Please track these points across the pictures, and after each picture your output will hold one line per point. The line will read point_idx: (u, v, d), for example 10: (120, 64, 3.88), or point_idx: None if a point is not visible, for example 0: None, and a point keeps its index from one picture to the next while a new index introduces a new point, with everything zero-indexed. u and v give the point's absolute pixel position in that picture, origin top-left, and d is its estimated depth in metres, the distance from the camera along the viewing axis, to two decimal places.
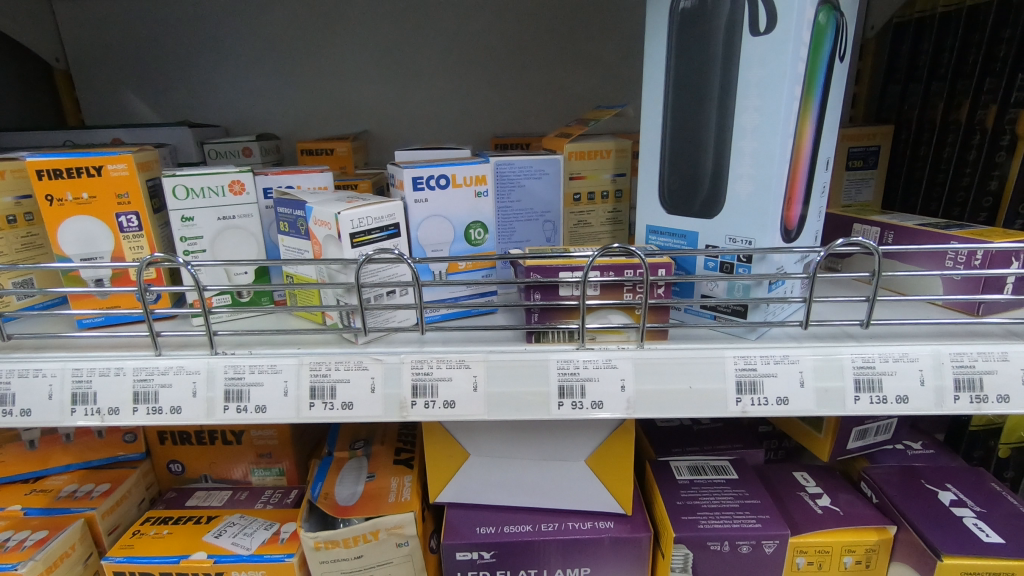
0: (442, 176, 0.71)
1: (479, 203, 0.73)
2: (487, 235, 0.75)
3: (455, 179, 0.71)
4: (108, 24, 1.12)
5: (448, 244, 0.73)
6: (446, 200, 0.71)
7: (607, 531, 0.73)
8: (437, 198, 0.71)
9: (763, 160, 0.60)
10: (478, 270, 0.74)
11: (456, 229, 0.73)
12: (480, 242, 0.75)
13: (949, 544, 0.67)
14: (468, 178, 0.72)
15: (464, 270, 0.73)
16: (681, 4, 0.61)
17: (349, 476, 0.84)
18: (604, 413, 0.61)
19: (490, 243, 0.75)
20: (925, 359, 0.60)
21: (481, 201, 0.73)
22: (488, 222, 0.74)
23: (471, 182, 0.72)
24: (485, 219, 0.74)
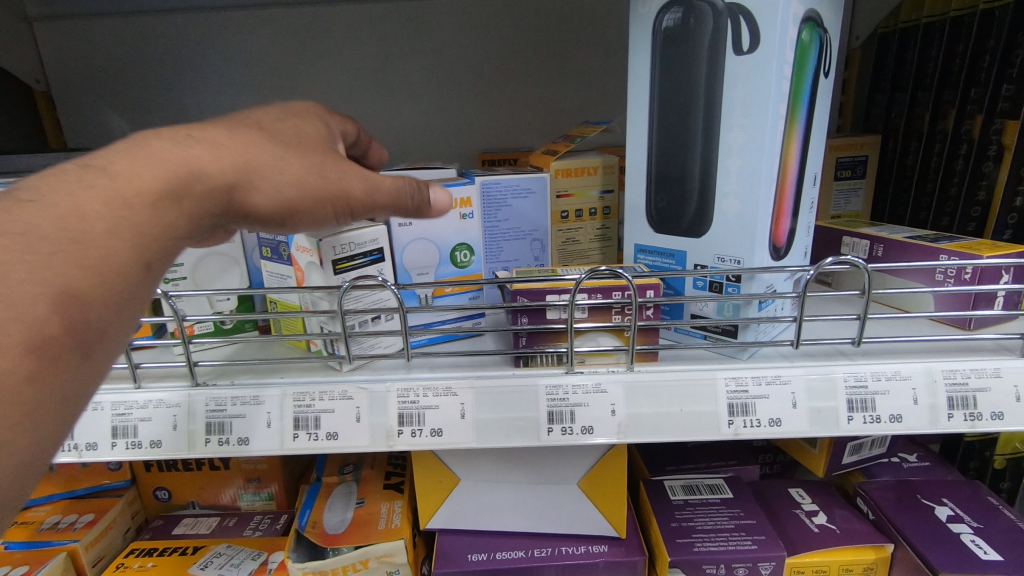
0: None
1: (465, 225, 0.73)
2: (473, 257, 0.75)
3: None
4: (88, 45, 1.10)
5: (434, 267, 0.72)
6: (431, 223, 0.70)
7: (602, 555, 0.72)
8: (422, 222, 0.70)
9: (749, 179, 0.59)
10: (466, 292, 0.73)
11: (442, 252, 0.72)
12: (467, 264, 0.75)
13: (946, 563, 0.66)
14: (452, 201, 0.72)
15: (451, 292, 0.72)
16: (664, 22, 0.61)
17: (337, 503, 0.82)
18: (595, 439, 0.60)
19: (477, 265, 0.76)
20: (918, 377, 0.60)
21: (467, 223, 0.74)
22: (474, 244, 0.75)
23: (455, 205, 0.72)
24: (472, 242, 0.74)
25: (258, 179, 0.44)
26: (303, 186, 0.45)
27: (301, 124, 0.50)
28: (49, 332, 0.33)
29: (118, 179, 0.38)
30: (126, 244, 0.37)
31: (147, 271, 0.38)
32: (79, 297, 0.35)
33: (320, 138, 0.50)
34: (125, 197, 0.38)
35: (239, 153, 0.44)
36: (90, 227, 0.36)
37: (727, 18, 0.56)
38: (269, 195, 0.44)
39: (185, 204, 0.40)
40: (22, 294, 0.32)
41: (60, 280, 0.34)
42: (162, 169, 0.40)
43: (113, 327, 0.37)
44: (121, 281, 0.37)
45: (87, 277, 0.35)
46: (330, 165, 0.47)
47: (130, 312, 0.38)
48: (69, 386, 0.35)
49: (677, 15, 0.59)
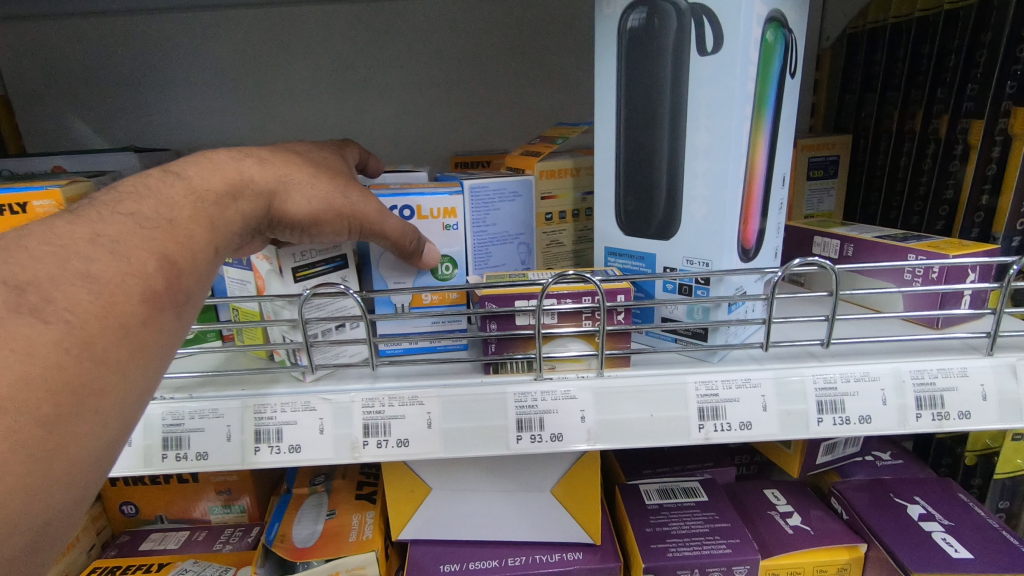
0: (406, 208, 0.69)
1: (445, 236, 0.71)
2: (455, 270, 0.73)
3: (421, 212, 0.69)
4: (48, 48, 1.07)
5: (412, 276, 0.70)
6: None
7: (576, 563, 0.71)
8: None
9: (715, 180, 0.58)
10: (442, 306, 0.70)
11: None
12: (448, 276, 0.72)
13: (918, 561, 0.66)
14: (435, 210, 0.70)
15: (428, 305, 0.70)
16: (629, 23, 0.60)
17: (307, 516, 0.80)
18: (565, 446, 0.59)
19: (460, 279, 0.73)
20: (886, 378, 0.60)
21: (449, 234, 0.71)
22: (457, 256, 0.72)
23: (438, 214, 0.70)
24: (455, 254, 0.72)
25: (295, 192, 0.53)
26: (327, 201, 0.55)
27: (323, 158, 0.61)
28: (154, 287, 0.39)
29: (192, 183, 0.46)
30: (205, 229, 0.45)
31: (217, 253, 0.46)
32: (177, 262, 0.41)
33: (338, 170, 0.60)
34: (202, 194, 0.46)
35: (283, 170, 0.53)
36: (178, 214, 0.44)
37: (691, 18, 0.56)
38: (301, 204, 0.54)
39: (242, 203, 0.49)
40: (136, 256, 0.39)
41: (162, 247, 0.41)
42: (228, 176, 0.49)
43: (199, 292, 0.43)
44: (203, 254, 0.44)
45: (183, 248, 0.42)
46: (348, 188, 0.57)
47: (208, 283, 0.45)
48: (166, 337, 0.40)
49: (642, 16, 0.59)
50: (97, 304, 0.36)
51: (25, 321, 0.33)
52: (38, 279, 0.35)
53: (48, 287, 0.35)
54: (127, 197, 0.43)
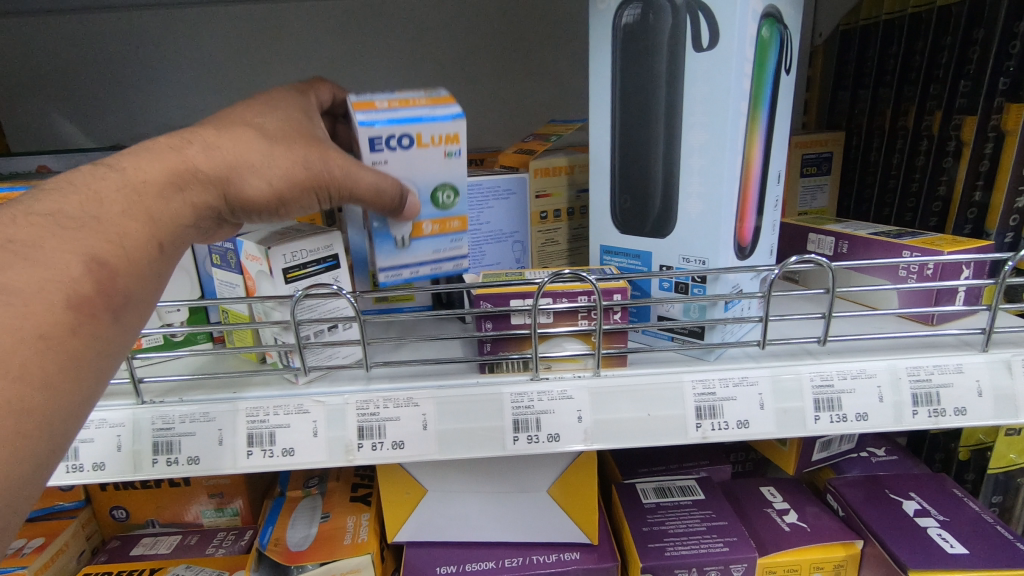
0: (405, 136, 0.53)
1: (449, 166, 0.56)
2: (460, 198, 0.58)
3: (420, 139, 0.53)
4: (31, 45, 1.05)
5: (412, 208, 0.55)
6: (407, 163, 0.54)
7: (573, 563, 0.70)
8: (398, 162, 0.53)
9: (711, 178, 0.58)
10: (447, 237, 0.59)
11: (420, 192, 0.55)
12: (452, 206, 0.58)
13: (914, 558, 0.66)
14: (436, 136, 0.54)
15: (428, 235, 0.58)
16: (623, 19, 0.59)
17: (302, 518, 0.79)
18: (562, 447, 0.58)
19: (464, 204, 0.58)
20: (882, 374, 0.59)
21: (454, 162, 0.56)
22: (461, 183, 0.57)
23: (439, 140, 0.54)
24: (458, 182, 0.57)
25: (248, 174, 0.47)
26: (286, 179, 0.48)
27: (284, 115, 0.51)
28: (85, 292, 0.38)
29: (127, 172, 0.43)
30: (144, 224, 0.42)
31: (161, 250, 0.44)
32: (108, 262, 0.40)
33: (307, 130, 0.51)
34: (136, 184, 0.43)
35: (233, 150, 0.47)
36: (106, 208, 0.41)
37: (687, 14, 0.55)
38: (258, 187, 0.48)
39: (190, 195, 0.45)
40: (58, 259, 0.38)
41: (89, 247, 0.39)
42: (172, 165, 0.45)
43: (142, 293, 0.42)
44: (147, 252, 0.42)
45: (116, 246, 0.40)
46: (311, 156, 0.49)
47: (154, 283, 0.43)
48: (107, 343, 0.40)
49: (637, 12, 0.58)
50: (11, 314, 0.35)
51: None
52: None
53: None
54: (52, 193, 0.41)
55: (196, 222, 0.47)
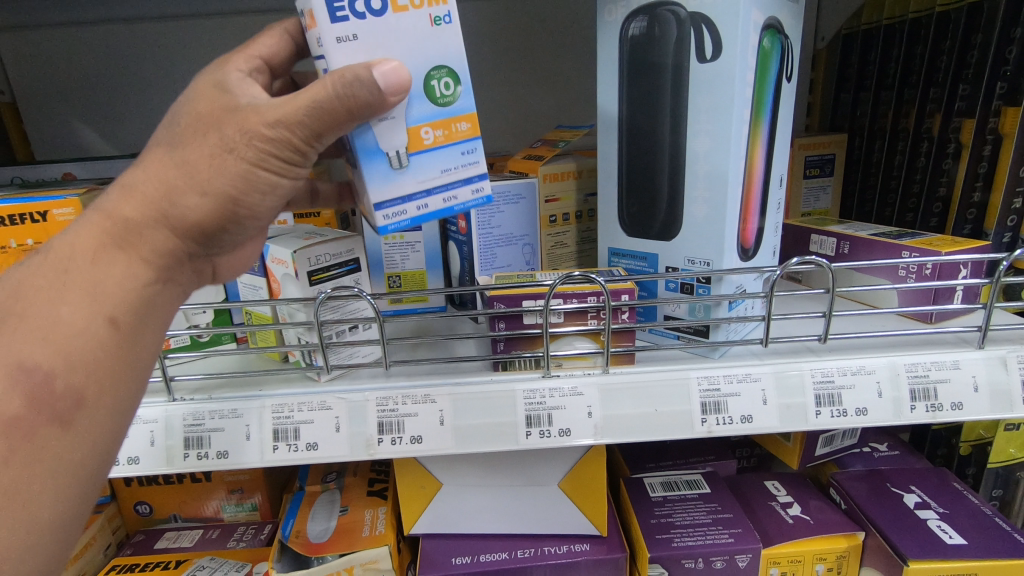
0: None
1: (438, 36, 0.50)
2: (458, 87, 0.52)
3: (396, 1, 0.47)
4: (56, 56, 1.09)
5: (401, 106, 0.49)
6: (388, 30, 0.48)
7: (584, 554, 0.73)
8: (372, 32, 0.47)
9: (715, 182, 0.60)
10: (453, 145, 0.53)
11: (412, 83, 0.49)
12: (449, 100, 0.51)
13: (915, 549, 0.68)
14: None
15: (432, 145, 0.52)
16: (630, 31, 0.62)
17: (321, 512, 0.82)
18: (573, 441, 0.61)
19: (465, 102, 0.52)
20: (882, 371, 0.62)
21: (442, 31, 0.50)
22: (458, 67, 0.51)
23: (421, 2, 0.48)
24: (452, 61, 0.50)
25: (177, 196, 0.42)
26: (220, 177, 0.42)
27: (196, 107, 0.44)
28: (13, 413, 0.35)
29: (52, 249, 0.40)
30: (81, 304, 0.38)
31: (116, 324, 0.40)
32: (39, 368, 0.36)
33: (223, 102, 0.43)
34: (65, 260, 0.39)
35: (150, 182, 0.42)
36: (28, 300, 0.38)
37: (691, 26, 0.58)
38: (198, 201, 0.42)
39: (134, 248, 0.41)
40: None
41: (12, 357, 0.36)
42: (98, 226, 0.41)
43: (93, 391, 0.39)
44: (93, 340, 0.39)
45: (46, 347, 0.37)
46: (225, 138, 0.42)
47: (111, 370, 0.39)
48: (51, 459, 0.37)
49: (643, 23, 0.61)
50: None
51: None
52: None
53: None
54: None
55: (157, 269, 0.42)
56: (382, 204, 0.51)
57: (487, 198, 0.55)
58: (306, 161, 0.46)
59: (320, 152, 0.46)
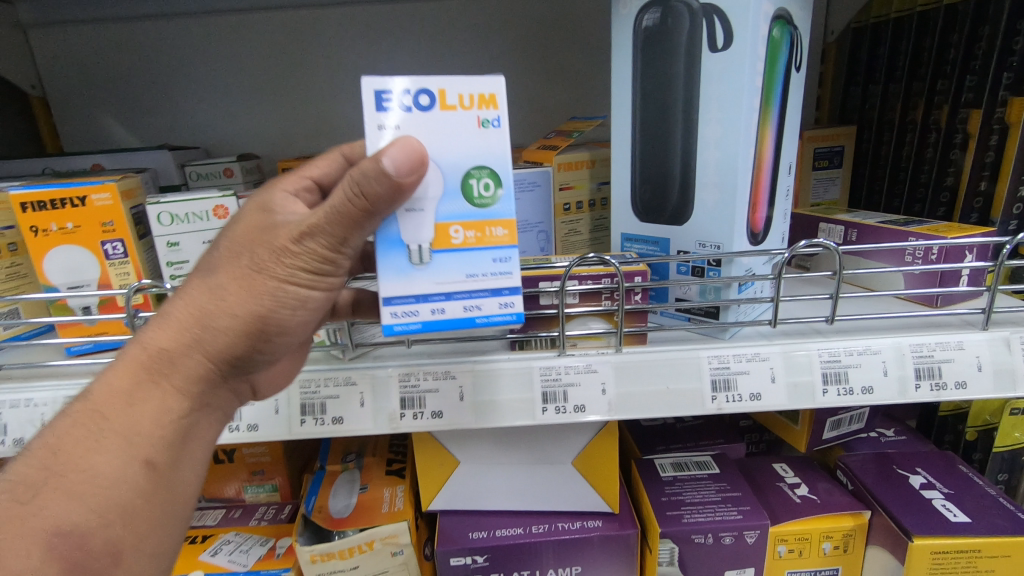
0: (425, 94, 0.48)
1: (484, 138, 0.49)
2: (499, 190, 0.50)
3: (445, 99, 0.48)
4: (85, 52, 1.13)
5: (435, 200, 0.49)
6: (432, 127, 0.48)
7: (596, 530, 0.76)
8: (417, 124, 0.48)
9: (726, 169, 0.62)
10: (483, 250, 0.51)
11: (450, 178, 0.49)
12: (487, 203, 0.50)
13: (919, 526, 0.70)
14: (466, 97, 0.48)
15: (458, 246, 0.50)
16: (644, 22, 0.64)
17: (342, 489, 0.85)
18: (587, 417, 0.63)
19: (505, 206, 0.51)
20: (887, 351, 0.64)
21: (489, 134, 0.49)
22: (501, 169, 0.50)
23: (471, 104, 0.49)
24: (495, 164, 0.49)
25: (211, 320, 0.46)
26: (252, 300, 0.46)
27: (240, 228, 0.48)
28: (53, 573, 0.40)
29: (93, 396, 0.44)
30: (117, 452, 0.43)
31: (150, 464, 0.45)
32: (75, 528, 0.41)
33: (263, 223, 0.47)
34: (103, 406, 0.44)
35: (186, 310, 0.46)
36: (71, 455, 0.42)
37: (703, 18, 0.60)
38: (228, 322, 0.46)
39: (168, 380, 0.46)
40: (17, 548, 0.39)
41: (54, 520, 0.41)
42: (135, 360, 0.45)
43: (127, 535, 0.43)
44: (130, 486, 0.43)
45: (83, 504, 0.42)
46: (259, 262, 0.46)
47: (145, 511, 0.44)
48: None
49: (656, 16, 0.63)
50: None
51: None
52: None
53: None
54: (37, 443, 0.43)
55: (189, 399, 0.47)
56: (393, 300, 0.50)
57: (514, 316, 0.52)
58: (339, 265, 0.48)
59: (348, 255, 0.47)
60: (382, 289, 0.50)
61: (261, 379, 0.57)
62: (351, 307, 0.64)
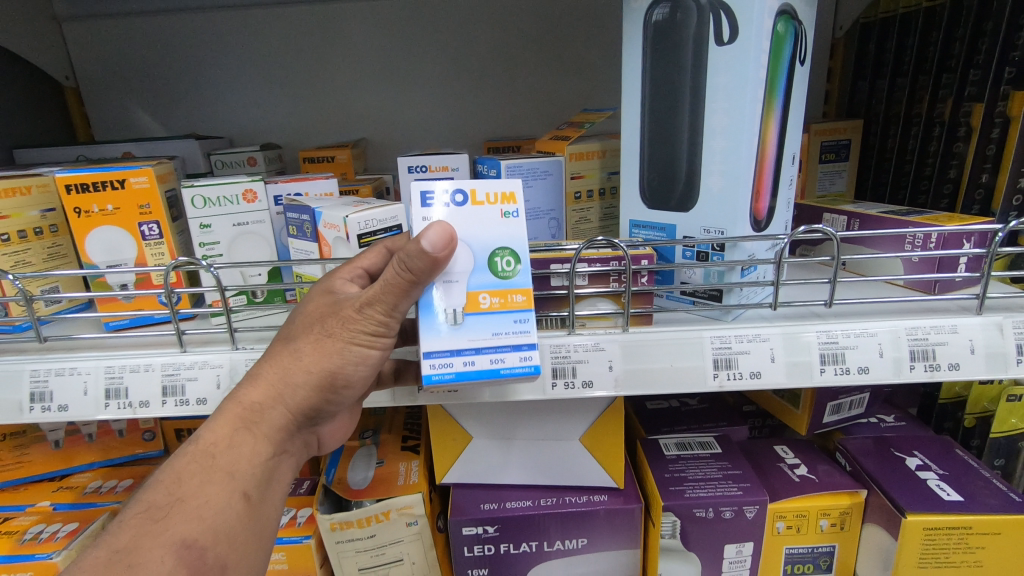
0: (459, 192, 0.58)
1: (507, 225, 0.58)
2: (518, 266, 0.58)
3: (475, 196, 0.58)
4: (116, 44, 1.17)
5: (465, 274, 0.57)
6: (464, 219, 0.57)
7: (602, 503, 0.79)
8: (453, 216, 0.57)
9: (731, 157, 0.65)
10: (507, 313, 0.57)
11: (478, 257, 0.57)
12: (509, 275, 0.58)
13: (913, 503, 0.73)
14: (491, 194, 0.59)
15: (486, 310, 0.57)
16: (654, 17, 0.67)
17: (360, 462, 0.89)
18: (594, 392, 0.67)
19: (524, 278, 0.58)
20: (884, 334, 0.66)
21: (510, 223, 0.59)
22: (520, 249, 0.58)
23: (494, 199, 0.59)
24: (517, 245, 0.58)
25: (292, 377, 0.52)
26: (325, 360, 0.52)
27: (307, 312, 0.54)
28: None
29: (201, 441, 0.50)
30: (223, 488, 0.49)
31: (247, 498, 0.50)
32: (197, 543, 0.46)
33: (327, 304, 0.55)
34: (210, 449, 0.50)
35: (272, 370, 0.52)
36: (187, 486, 0.48)
37: (710, 12, 0.63)
38: (305, 378, 0.52)
39: (259, 430, 0.51)
40: (152, 557, 0.44)
41: (180, 535, 0.46)
42: (233, 414, 0.51)
43: (233, 556, 0.48)
44: (235, 516, 0.49)
45: (200, 525, 0.47)
46: (328, 330, 0.53)
47: (246, 536, 0.49)
48: None
49: (666, 10, 0.66)
50: None
51: None
52: None
53: None
54: (155, 481, 0.49)
55: (276, 446, 0.52)
56: (431, 353, 0.55)
57: (535, 367, 0.56)
58: (392, 329, 0.54)
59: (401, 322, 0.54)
60: (422, 344, 0.55)
61: (323, 432, 0.63)
62: (393, 375, 0.70)
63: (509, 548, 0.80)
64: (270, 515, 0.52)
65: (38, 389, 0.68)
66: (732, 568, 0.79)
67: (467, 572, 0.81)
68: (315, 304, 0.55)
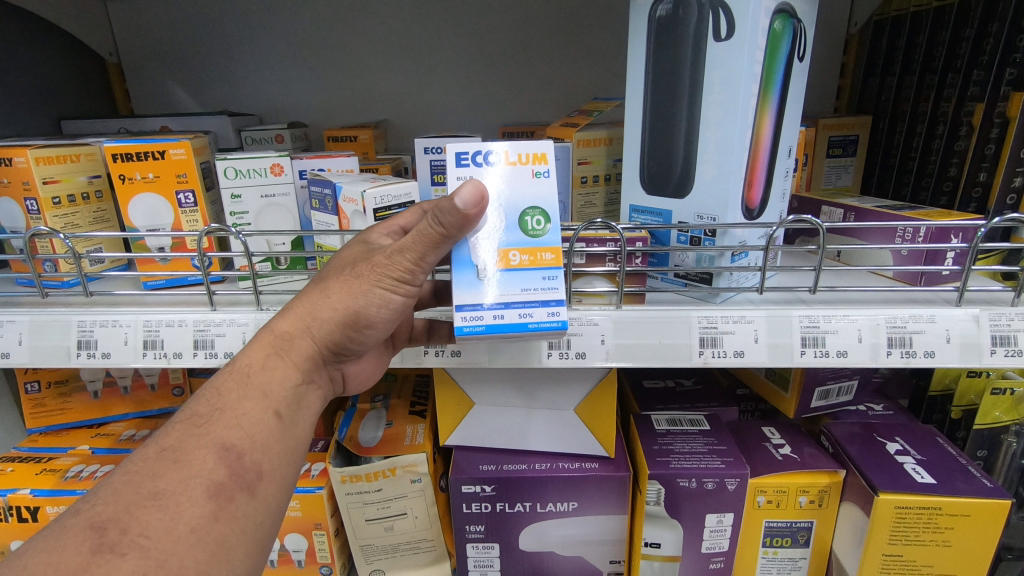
0: (490, 153, 0.63)
1: (537, 185, 0.63)
2: (548, 225, 0.63)
3: (508, 157, 0.63)
4: (157, 25, 1.24)
5: (497, 233, 0.62)
6: (496, 179, 0.63)
7: (593, 470, 0.84)
8: (485, 175, 0.63)
9: (724, 148, 0.69)
10: (536, 270, 0.62)
11: (509, 217, 0.63)
12: (541, 233, 0.63)
13: (887, 484, 0.77)
14: (524, 155, 0.64)
15: (517, 267, 0.62)
16: (658, 12, 0.71)
17: (370, 423, 0.96)
18: (587, 362, 0.72)
19: (554, 236, 0.63)
20: (863, 321, 0.70)
21: (541, 183, 0.64)
22: (550, 208, 0.63)
23: (527, 160, 0.64)
24: (546, 205, 0.63)
25: (319, 312, 0.59)
26: (351, 300, 0.59)
27: (339, 267, 0.62)
28: (219, 480, 0.49)
29: (237, 365, 0.56)
30: (258, 402, 0.54)
31: (280, 416, 0.55)
32: (236, 446, 0.51)
33: (356, 254, 0.62)
34: (245, 369, 0.55)
35: (302, 305, 0.60)
36: (226, 398, 0.53)
37: (710, 9, 0.66)
38: (331, 315, 0.59)
39: (290, 356, 0.58)
40: (196, 456, 0.49)
41: (221, 439, 0.50)
42: (266, 342, 0.58)
43: (268, 463, 0.52)
44: (269, 430, 0.53)
45: (238, 432, 0.51)
46: (358, 273, 0.60)
47: (280, 450, 0.54)
48: (243, 520, 0.49)
49: (668, 7, 0.70)
50: (166, 519, 0.45)
51: (105, 559, 0.42)
52: (116, 517, 0.44)
53: (125, 523, 0.44)
54: (191, 400, 0.53)
55: (305, 374, 0.59)
56: (463, 306, 0.61)
57: (560, 322, 0.61)
58: (416, 278, 0.61)
59: (423, 275, 0.61)
60: (455, 299, 0.61)
61: (350, 370, 0.69)
62: (425, 331, 0.75)
63: (505, 507, 0.86)
64: (303, 430, 0.57)
65: (85, 338, 0.76)
66: (712, 537, 0.84)
67: (465, 526, 0.87)
68: (349, 254, 0.63)
